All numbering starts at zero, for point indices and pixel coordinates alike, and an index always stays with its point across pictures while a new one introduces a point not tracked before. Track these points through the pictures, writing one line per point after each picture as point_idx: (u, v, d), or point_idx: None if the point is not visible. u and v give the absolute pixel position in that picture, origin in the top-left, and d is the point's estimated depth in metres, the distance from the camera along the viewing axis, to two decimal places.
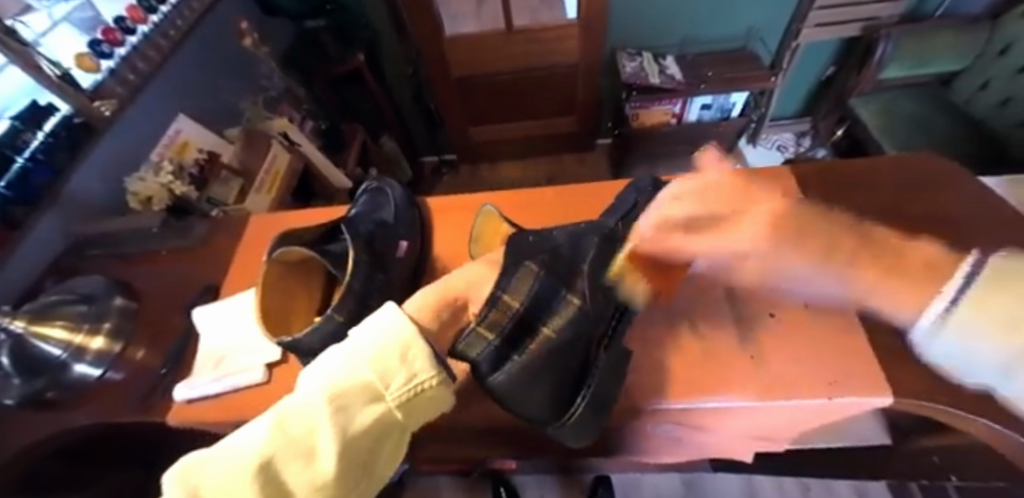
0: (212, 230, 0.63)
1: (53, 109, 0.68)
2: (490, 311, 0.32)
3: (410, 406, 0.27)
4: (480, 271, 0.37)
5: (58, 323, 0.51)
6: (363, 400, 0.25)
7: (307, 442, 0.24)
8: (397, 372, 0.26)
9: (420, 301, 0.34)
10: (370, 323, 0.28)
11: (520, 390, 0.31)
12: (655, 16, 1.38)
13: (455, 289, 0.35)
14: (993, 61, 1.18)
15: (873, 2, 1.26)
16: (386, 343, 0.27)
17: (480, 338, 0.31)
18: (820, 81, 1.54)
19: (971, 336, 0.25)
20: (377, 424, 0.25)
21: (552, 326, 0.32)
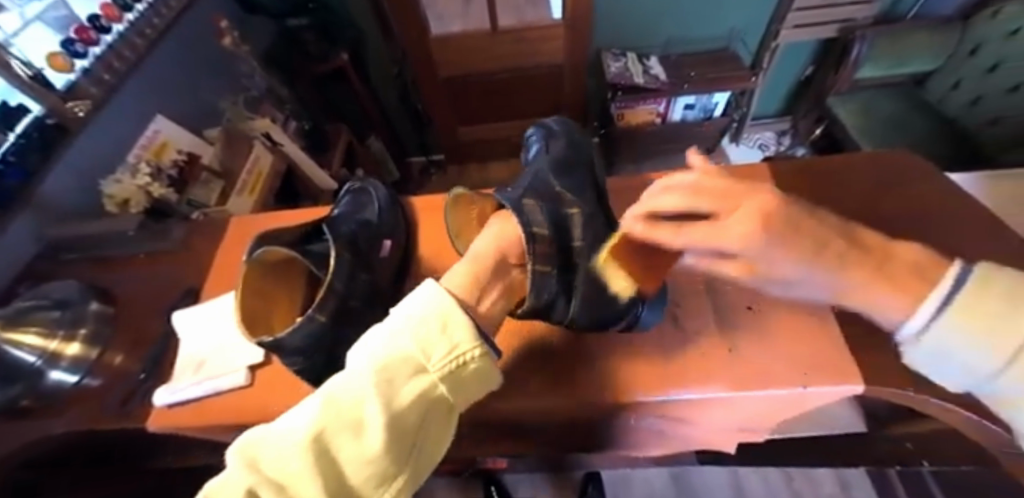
0: (191, 232, 0.62)
1: (24, 110, 0.66)
2: (536, 246, 0.37)
3: (453, 377, 0.29)
4: (497, 230, 0.41)
5: (31, 330, 0.49)
6: (408, 372, 0.28)
7: (357, 415, 0.26)
8: (438, 344, 0.29)
9: (452, 277, 0.37)
10: (411, 300, 0.31)
11: (593, 309, 0.39)
12: (639, 17, 1.39)
13: (486, 255, 0.39)
14: (964, 61, 1.22)
15: (849, 4, 1.29)
16: (427, 318, 0.30)
17: (542, 278, 0.37)
18: (799, 81, 1.57)
19: (957, 336, 0.27)
20: (423, 394, 0.28)
21: (579, 238, 0.40)
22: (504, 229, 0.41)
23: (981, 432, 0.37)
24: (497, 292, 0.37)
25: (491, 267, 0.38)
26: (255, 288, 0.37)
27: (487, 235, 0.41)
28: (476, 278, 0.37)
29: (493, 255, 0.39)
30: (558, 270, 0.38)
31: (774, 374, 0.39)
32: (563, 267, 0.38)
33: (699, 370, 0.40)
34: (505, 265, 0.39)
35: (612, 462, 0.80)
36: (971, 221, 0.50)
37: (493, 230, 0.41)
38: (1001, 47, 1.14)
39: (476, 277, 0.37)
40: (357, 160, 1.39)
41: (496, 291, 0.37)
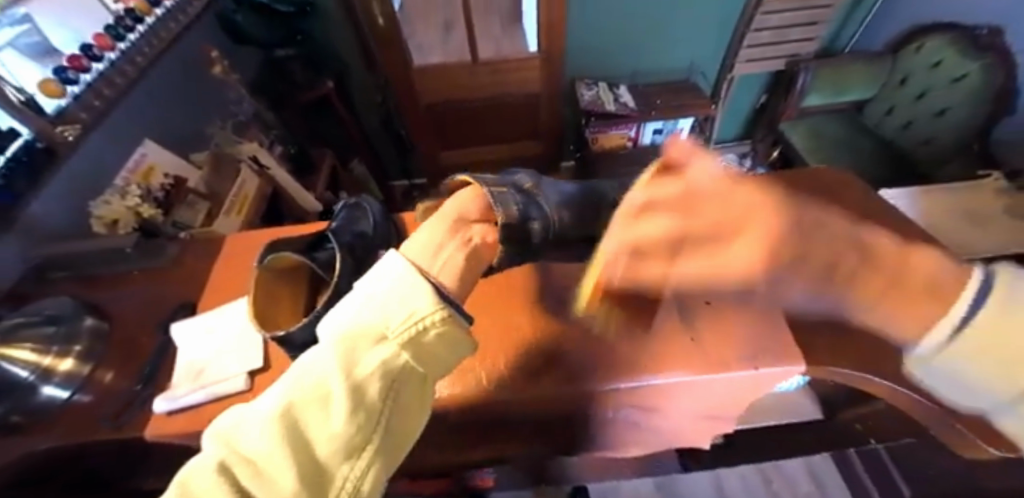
0: (184, 250, 0.64)
1: (14, 134, 0.67)
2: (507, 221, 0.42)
3: (419, 343, 0.29)
4: (461, 200, 0.44)
5: (26, 345, 0.51)
6: (369, 342, 0.28)
7: (323, 391, 0.27)
8: (397, 313, 0.29)
9: (425, 235, 0.39)
10: (376, 276, 0.32)
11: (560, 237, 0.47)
12: (608, 50, 1.50)
13: (451, 215, 0.42)
14: (896, 89, 1.36)
15: (793, 40, 1.44)
16: (387, 291, 0.30)
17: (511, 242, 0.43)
18: (755, 108, 1.71)
19: (971, 374, 0.24)
20: (386, 363, 0.28)
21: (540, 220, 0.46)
22: (465, 202, 0.43)
23: (906, 399, 0.43)
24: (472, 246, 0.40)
25: (461, 225, 0.41)
26: (267, 289, 0.41)
27: (455, 202, 0.44)
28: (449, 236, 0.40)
29: (461, 217, 0.42)
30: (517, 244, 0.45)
31: (734, 358, 0.44)
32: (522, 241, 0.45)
33: (668, 358, 0.45)
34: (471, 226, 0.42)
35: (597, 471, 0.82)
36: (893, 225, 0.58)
37: (460, 199, 0.44)
38: (926, 78, 1.29)
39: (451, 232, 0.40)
40: (341, 184, 1.42)
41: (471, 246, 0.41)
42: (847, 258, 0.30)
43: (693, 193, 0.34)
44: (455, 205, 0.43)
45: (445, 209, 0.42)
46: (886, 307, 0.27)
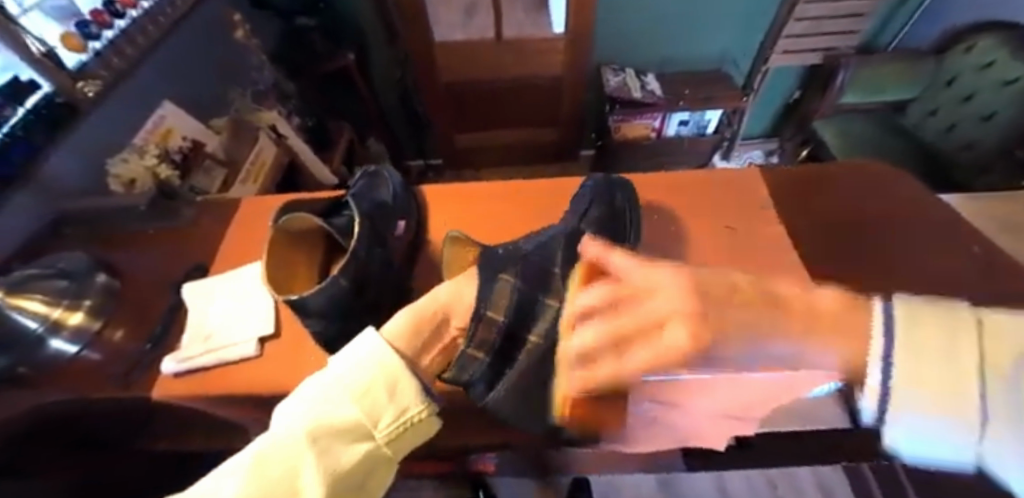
0: (199, 213, 0.63)
1: (34, 86, 0.65)
2: (477, 331, 0.35)
3: (397, 440, 0.29)
4: (459, 282, 0.38)
5: (35, 297, 0.48)
6: (349, 438, 0.27)
7: (290, 484, 0.24)
8: (385, 408, 0.29)
9: (393, 328, 0.33)
10: (354, 360, 0.30)
11: (514, 406, 0.36)
12: (638, 35, 1.45)
13: (437, 306, 0.36)
14: (942, 90, 1.29)
15: (831, 34, 1.38)
16: (372, 382, 0.29)
17: (472, 362, 0.35)
18: (787, 104, 1.65)
19: (921, 399, 0.21)
20: (364, 461, 0.27)
21: (538, 333, 0.36)
22: (464, 287, 0.37)
23: None
24: (438, 350, 0.36)
25: (440, 319, 0.35)
26: (283, 252, 0.40)
27: (446, 285, 0.38)
28: (415, 336, 0.34)
29: (442, 308, 0.36)
30: (492, 359, 0.36)
31: None
32: (501, 356, 0.36)
33: None
34: (450, 324, 0.36)
35: (603, 462, 0.81)
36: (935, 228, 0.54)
37: (455, 281, 0.38)
38: (974, 79, 1.21)
39: (416, 329, 0.34)
40: (357, 159, 1.40)
41: (433, 348, 0.35)
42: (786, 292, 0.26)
43: (628, 229, 0.31)
44: (448, 293, 0.37)
45: (433, 297, 0.36)
46: (817, 337, 0.25)
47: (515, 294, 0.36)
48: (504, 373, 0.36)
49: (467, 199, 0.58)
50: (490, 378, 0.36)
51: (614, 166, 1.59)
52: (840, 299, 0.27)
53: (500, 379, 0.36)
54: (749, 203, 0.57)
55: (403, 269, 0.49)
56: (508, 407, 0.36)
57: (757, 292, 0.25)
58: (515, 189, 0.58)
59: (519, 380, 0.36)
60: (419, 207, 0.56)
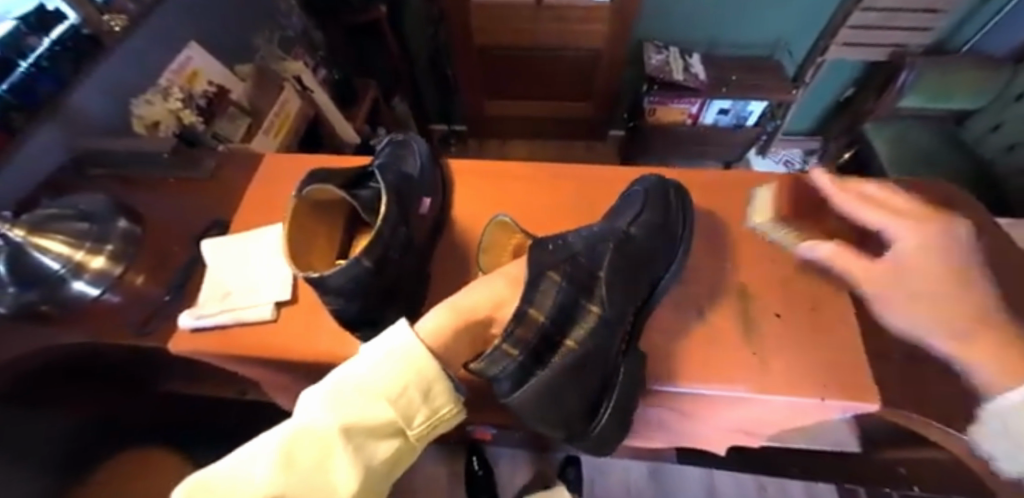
0: (222, 164, 0.61)
1: (60, 16, 0.64)
2: (517, 328, 0.31)
3: (426, 436, 0.28)
4: (495, 285, 0.36)
5: (58, 237, 0.47)
6: (380, 433, 0.26)
7: (319, 476, 0.23)
8: (419, 409, 0.27)
9: (434, 324, 0.31)
10: (387, 352, 0.27)
11: (538, 406, 0.32)
12: (688, 13, 1.36)
13: (476, 310, 0.34)
14: (1008, 105, 1.21)
15: (902, 30, 1.28)
16: (406, 381, 0.27)
17: (504, 358, 0.31)
18: (837, 101, 1.56)
19: None
20: (393, 455, 0.26)
21: (574, 338, 0.33)
22: (499, 292, 0.36)
23: (983, 462, 0.39)
24: (471, 348, 0.34)
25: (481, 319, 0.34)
26: (303, 227, 0.37)
27: (484, 285, 0.36)
28: (458, 335, 0.32)
29: (483, 311, 0.34)
30: (527, 357, 0.31)
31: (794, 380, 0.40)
32: (535, 356, 0.32)
33: (720, 368, 0.41)
34: (488, 327, 0.35)
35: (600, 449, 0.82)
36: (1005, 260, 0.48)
37: (496, 283, 0.36)
38: None
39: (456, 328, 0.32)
40: (381, 118, 1.37)
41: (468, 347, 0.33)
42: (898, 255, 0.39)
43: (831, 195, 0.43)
44: (489, 294, 0.35)
45: (473, 296, 0.35)
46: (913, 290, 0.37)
47: (560, 291, 0.33)
48: (533, 374, 0.32)
49: (493, 178, 0.55)
50: (518, 377, 0.32)
51: (643, 150, 1.54)
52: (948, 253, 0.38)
53: (529, 379, 0.32)
54: None
55: (426, 247, 0.47)
56: (529, 408, 0.33)
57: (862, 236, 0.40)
58: (550, 172, 0.55)
59: (550, 384, 0.32)
60: (445, 184, 0.53)
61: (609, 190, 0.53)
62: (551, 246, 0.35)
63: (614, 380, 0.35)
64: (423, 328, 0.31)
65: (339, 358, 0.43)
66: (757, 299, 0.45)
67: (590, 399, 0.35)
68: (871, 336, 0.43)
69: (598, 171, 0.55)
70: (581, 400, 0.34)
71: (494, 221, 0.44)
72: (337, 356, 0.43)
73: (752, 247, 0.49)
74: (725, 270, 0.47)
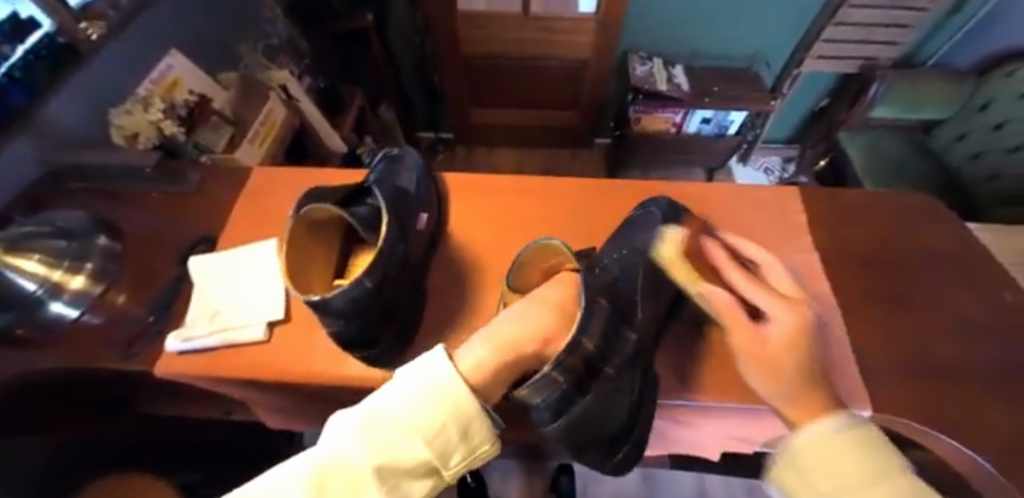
0: (209, 178, 0.60)
1: (35, 25, 0.59)
2: (569, 357, 0.30)
3: (456, 475, 0.27)
4: (541, 316, 0.35)
5: (33, 257, 0.44)
6: (416, 472, 0.24)
7: None
8: (456, 447, 0.26)
9: (479, 358, 0.30)
10: (427, 385, 0.27)
11: (574, 429, 0.33)
12: (671, 25, 1.39)
13: (523, 344, 0.33)
14: (972, 116, 1.28)
15: (872, 44, 1.34)
16: (446, 417, 0.26)
17: (549, 385, 0.30)
18: (813, 111, 1.62)
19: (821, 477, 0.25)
20: (426, 495, 0.25)
21: (613, 365, 0.33)
22: (543, 324, 0.35)
23: (969, 465, 0.40)
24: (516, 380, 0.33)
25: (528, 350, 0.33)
26: (300, 241, 0.36)
27: (530, 315, 0.35)
28: (502, 369, 0.31)
29: (529, 341, 0.34)
30: (571, 386, 0.31)
31: None
32: (577, 384, 0.31)
33: (715, 379, 0.42)
34: (533, 359, 0.34)
35: None
36: (977, 267, 0.51)
37: (542, 314, 0.35)
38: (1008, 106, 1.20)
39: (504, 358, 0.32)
40: (368, 126, 1.35)
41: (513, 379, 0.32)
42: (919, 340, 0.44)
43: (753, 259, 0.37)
44: (534, 324, 0.34)
45: (520, 325, 0.34)
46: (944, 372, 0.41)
47: (606, 316, 0.33)
48: (573, 401, 0.31)
49: (489, 191, 0.55)
50: (558, 407, 0.31)
51: (628, 158, 1.56)
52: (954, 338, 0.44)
53: (569, 407, 0.31)
54: (788, 224, 0.54)
55: (423, 262, 0.47)
56: (565, 433, 0.33)
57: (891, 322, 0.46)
58: (546, 185, 0.56)
59: (588, 410, 0.32)
60: (441, 199, 0.53)
61: (608, 203, 0.54)
62: (597, 272, 0.35)
63: (640, 405, 0.36)
64: (466, 362, 0.30)
65: (338, 377, 0.42)
66: None
67: (622, 424, 0.35)
68: (859, 345, 0.45)
69: (594, 185, 0.55)
70: (615, 425, 0.35)
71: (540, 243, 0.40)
72: (336, 376, 0.42)
73: None
74: None
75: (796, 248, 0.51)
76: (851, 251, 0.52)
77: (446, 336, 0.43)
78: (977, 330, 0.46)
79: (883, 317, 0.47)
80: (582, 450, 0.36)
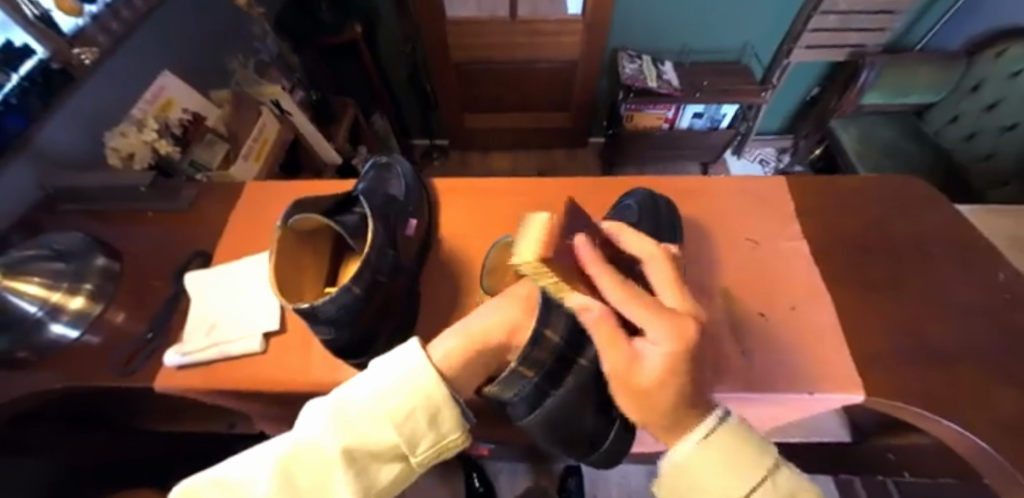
0: (203, 194, 0.60)
1: (29, 52, 0.60)
2: (534, 351, 0.31)
3: (427, 462, 0.28)
4: (506, 311, 0.35)
5: (33, 280, 0.46)
6: (383, 458, 0.25)
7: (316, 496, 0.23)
8: (424, 435, 0.26)
9: (445, 350, 0.31)
10: (399, 372, 0.27)
11: (556, 423, 0.33)
12: (658, 23, 1.40)
13: (489, 338, 0.33)
14: (965, 96, 1.28)
15: (860, 31, 1.34)
16: (414, 405, 0.26)
17: (519, 379, 0.31)
18: (805, 100, 1.63)
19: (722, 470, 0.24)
20: (394, 480, 0.26)
21: (588, 356, 0.33)
22: (508, 317, 0.35)
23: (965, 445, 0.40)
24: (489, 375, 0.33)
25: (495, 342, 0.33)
26: (290, 243, 0.37)
27: (499, 309, 0.36)
28: (470, 361, 0.32)
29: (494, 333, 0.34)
30: (542, 379, 0.32)
31: (779, 378, 0.42)
32: (549, 376, 0.32)
33: None
34: (503, 351, 0.34)
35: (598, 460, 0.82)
36: (968, 247, 0.51)
37: (509, 308, 0.35)
38: (1002, 85, 1.19)
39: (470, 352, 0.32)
40: (362, 136, 1.36)
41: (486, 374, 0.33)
42: (906, 354, 0.43)
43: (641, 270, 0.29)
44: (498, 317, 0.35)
45: (485, 320, 0.35)
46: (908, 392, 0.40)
47: (572, 310, 0.33)
48: (548, 393, 0.32)
49: (480, 195, 0.56)
50: (533, 400, 0.32)
51: (623, 156, 1.57)
52: (965, 369, 0.42)
53: (544, 400, 0.32)
54: (777, 215, 0.54)
55: (415, 268, 0.47)
56: (547, 427, 0.33)
57: (867, 340, 0.44)
58: (536, 186, 0.56)
59: (564, 404, 0.32)
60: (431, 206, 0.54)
61: (595, 203, 0.54)
62: None
63: None
64: (436, 353, 0.31)
65: (334, 385, 0.42)
66: (741, 299, 0.47)
67: (610, 418, 0.35)
68: (849, 331, 0.45)
69: (581, 185, 0.56)
70: (600, 418, 0.35)
71: None
72: (333, 384, 0.42)
73: (732, 250, 0.51)
74: (710, 274, 0.49)
75: (785, 237, 0.52)
76: (840, 238, 0.52)
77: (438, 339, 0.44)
78: (968, 311, 0.46)
79: (873, 302, 0.47)
80: (574, 447, 0.36)
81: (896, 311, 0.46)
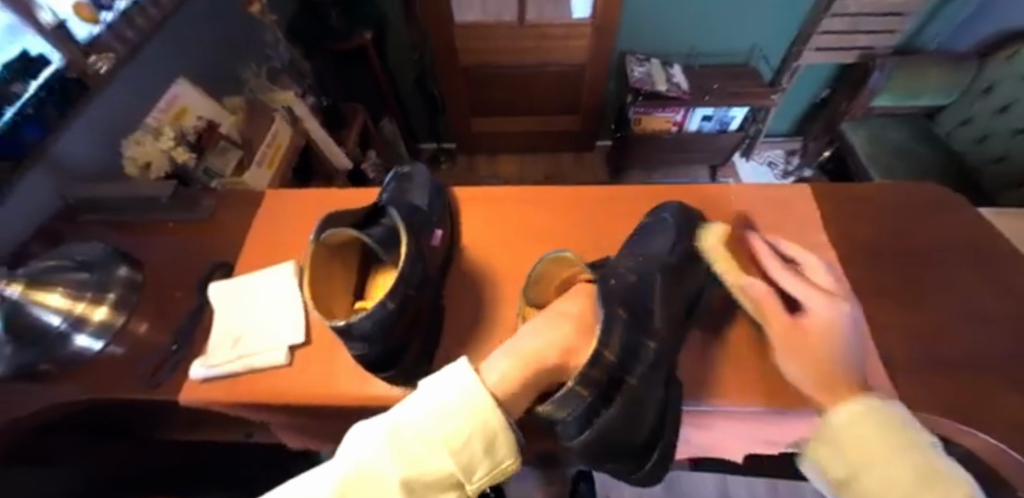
0: (223, 203, 0.60)
1: (45, 61, 0.61)
2: (591, 369, 0.30)
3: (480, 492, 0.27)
4: (561, 331, 0.35)
5: (58, 291, 0.46)
6: (441, 485, 0.25)
7: None
8: (480, 462, 0.26)
9: (502, 372, 0.31)
10: (456, 396, 0.27)
11: (603, 441, 0.33)
12: (666, 26, 1.40)
13: (544, 359, 0.34)
14: (977, 98, 1.27)
15: (870, 33, 1.33)
16: (472, 430, 0.26)
17: (574, 400, 0.30)
18: (813, 102, 1.62)
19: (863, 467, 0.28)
20: None
21: (637, 374, 0.33)
22: (563, 338, 0.35)
23: (997, 458, 0.40)
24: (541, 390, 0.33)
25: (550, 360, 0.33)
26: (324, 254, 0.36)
27: (551, 328, 0.36)
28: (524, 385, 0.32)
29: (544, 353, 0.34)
30: (596, 398, 0.31)
31: None
32: (602, 396, 0.31)
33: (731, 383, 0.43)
34: (557, 372, 0.34)
35: None
36: (993, 256, 0.50)
37: (564, 328, 0.35)
38: (1014, 87, 1.18)
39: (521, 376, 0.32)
40: (371, 141, 1.37)
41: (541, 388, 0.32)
42: (936, 367, 0.43)
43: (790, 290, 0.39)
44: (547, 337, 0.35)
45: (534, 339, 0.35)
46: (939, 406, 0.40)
47: (624, 326, 0.33)
48: (598, 413, 0.32)
49: (500, 203, 0.55)
50: (585, 421, 0.32)
51: (631, 159, 1.56)
52: (997, 382, 0.41)
53: (595, 420, 0.32)
54: (800, 223, 0.54)
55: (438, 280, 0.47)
56: (594, 446, 0.33)
57: (894, 352, 0.44)
58: (558, 194, 0.56)
59: (614, 423, 0.32)
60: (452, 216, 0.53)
61: (619, 211, 0.54)
62: (615, 282, 0.36)
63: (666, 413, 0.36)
64: (491, 376, 0.31)
65: (360, 398, 0.42)
66: None
67: (652, 434, 0.35)
68: (876, 342, 0.44)
69: (604, 193, 0.56)
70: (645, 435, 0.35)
71: (554, 257, 0.40)
72: (359, 398, 0.42)
73: None
74: None
75: (811, 246, 0.51)
76: (867, 247, 0.51)
77: (466, 352, 0.43)
78: (999, 320, 0.46)
79: (899, 312, 0.46)
80: (614, 463, 0.36)
81: (923, 322, 0.46)
